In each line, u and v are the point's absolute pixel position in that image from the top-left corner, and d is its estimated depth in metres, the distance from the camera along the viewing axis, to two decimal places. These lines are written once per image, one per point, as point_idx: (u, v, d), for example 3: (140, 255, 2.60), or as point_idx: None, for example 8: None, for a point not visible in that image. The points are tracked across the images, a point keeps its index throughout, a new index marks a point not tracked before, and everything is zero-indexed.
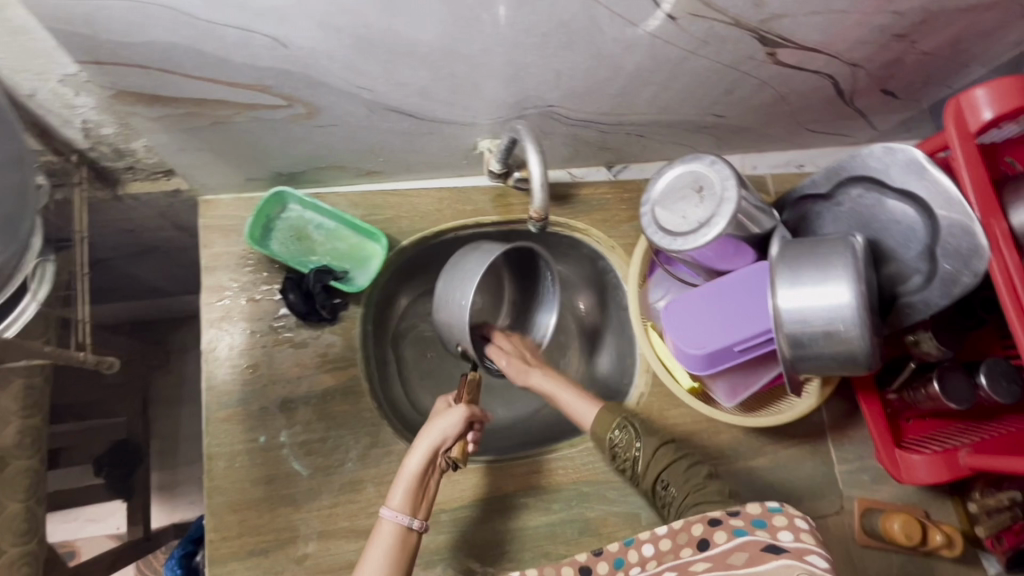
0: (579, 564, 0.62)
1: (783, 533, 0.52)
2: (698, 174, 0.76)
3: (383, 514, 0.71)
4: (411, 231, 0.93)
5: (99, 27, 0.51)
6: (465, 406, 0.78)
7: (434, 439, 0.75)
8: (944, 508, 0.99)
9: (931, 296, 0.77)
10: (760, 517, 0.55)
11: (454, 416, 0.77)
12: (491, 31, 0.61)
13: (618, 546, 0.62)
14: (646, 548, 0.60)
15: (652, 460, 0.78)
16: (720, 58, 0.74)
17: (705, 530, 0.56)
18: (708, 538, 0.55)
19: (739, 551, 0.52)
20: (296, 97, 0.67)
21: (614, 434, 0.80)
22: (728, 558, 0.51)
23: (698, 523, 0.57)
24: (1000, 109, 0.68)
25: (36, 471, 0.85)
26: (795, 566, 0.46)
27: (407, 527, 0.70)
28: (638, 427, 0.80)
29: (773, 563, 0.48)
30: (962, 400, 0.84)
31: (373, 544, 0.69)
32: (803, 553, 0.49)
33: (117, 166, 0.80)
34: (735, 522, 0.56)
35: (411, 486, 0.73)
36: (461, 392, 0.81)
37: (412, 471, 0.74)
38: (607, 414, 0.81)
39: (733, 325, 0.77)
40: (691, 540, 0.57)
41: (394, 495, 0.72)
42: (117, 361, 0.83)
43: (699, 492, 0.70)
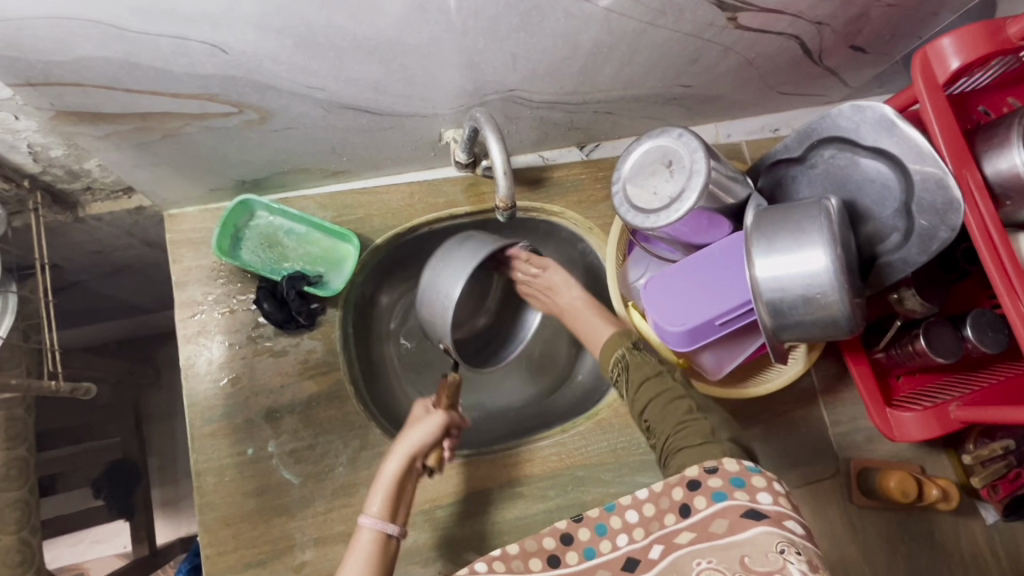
0: (560, 531, 0.59)
1: (761, 494, 0.55)
2: (666, 148, 0.74)
3: (362, 522, 0.70)
4: (383, 229, 0.92)
5: (24, 48, 0.49)
6: (445, 413, 0.77)
7: (413, 446, 0.74)
8: (939, 461, 0.99)
9: (911, 254, 0.76)
10: (738, 475, 0.56)
11: (433, 423, 0.76)
12: (439, 18, 0.59)
13: (598, 511, 0.60)
14: (630, 515, 0.59)
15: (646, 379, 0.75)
16: (680, 27, 0.72)
17: (685, 495, 0.57)
18: (689, 503, 0.56)
19: (720, 518, 0.54)
20: (246, 103, 0.65)
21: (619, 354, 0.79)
22: (710, 528, 0.54)
23: (678, 486, 0.58)
24: (967, 58, 0.66)
25: (26, 501, 0.84)
26: (777, 535, 0.50)
27: (386, 534, 0.69)
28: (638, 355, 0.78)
29: (752, 531, 0.51)
30: (949, 355, 0.84)
31: (352, 552, 0.68)
32: (782, 518, 0.52)
33: (74, 188, 0.79)
34: (713, 483, 0.56)
35: (388, 493, 0.72)
36: (440, 396, 0.79)
37: (390, 477, 0.72)
38: (619, 337, 0.81)
39: (713, 300, 0.77)
40: (674, 506, 0.57)
41: (372, 503, 0.71)
42: (94, 385, 0.82)
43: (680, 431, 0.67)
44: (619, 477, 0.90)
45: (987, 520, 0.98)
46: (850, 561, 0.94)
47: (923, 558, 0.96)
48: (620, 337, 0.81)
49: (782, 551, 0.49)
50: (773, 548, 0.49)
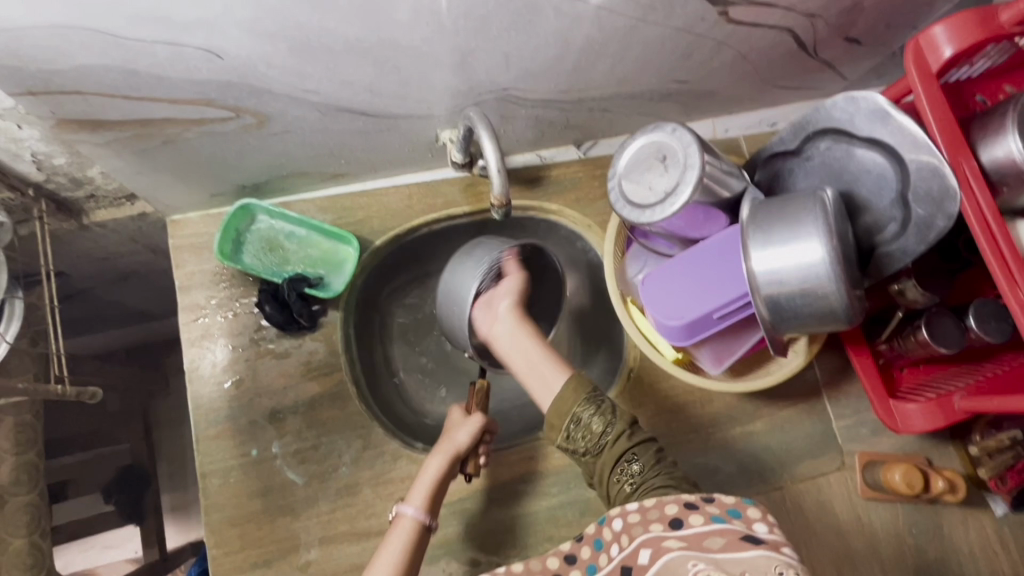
0: (563, 552, 0.64)
1: (758, 523, 0.53)
2: (660, 143, 0.74)
3: (403, 511, 0.72)
4: (383, 230, 0.93)
5: (24, 57, 0.51)
6: (482, 416, 0.79)
7: (457, 449, 0.76)
8: (946, 453, 0.98)
9: (909, 244, 0.75)
10: (734, 507, 0.55)
11: (474, 423, 0.78)
12: (429, 19, 0.60)
13: (595, 528, 0.63)
14: (617, 524, 0.60)
15: (623, 436, 0.71)
16: (670, 22, 0.72)
17: (679, 511, 0.56)
18: (682, 518, 0.56)
19: (716, 535, 0.52)
20: (243, 108, 0.66)
21: (581, 407, 0.72)
22: (704, 541, 0.52)
23: (673, 503, 0.57)
24: (960, 45, 0.66)
25: (37, 506, 0.85)
26: (775, 555, 0.47)
27: (427, 526, 0.71)
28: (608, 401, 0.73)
29: (751, 551, 0.48)
30: (952, 344, 0.83)
31: (391, 539, 0.69)
32: (779, 544, 0.50)
33: (78, 196, 0.80)
34: (712, 508, 0.56)
35: (430, 488, 0.74)
36: (472, 400, 0.81)
37: (432, 476, 0.74)
38: (575, 387, 0.73)
39: (712, 293, 0.77)
40: (664, 517, 0.57)
41: (413, 495, 0.73)
42: (100, 389, 0.83)
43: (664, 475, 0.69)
44: None
45: (997, 512, 0.97)
46: (857, 555, 0.93)
47: (931, 551, 0.95)
48: (585, 380, 0.74)
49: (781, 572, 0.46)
50: (772, 568, 0.46)
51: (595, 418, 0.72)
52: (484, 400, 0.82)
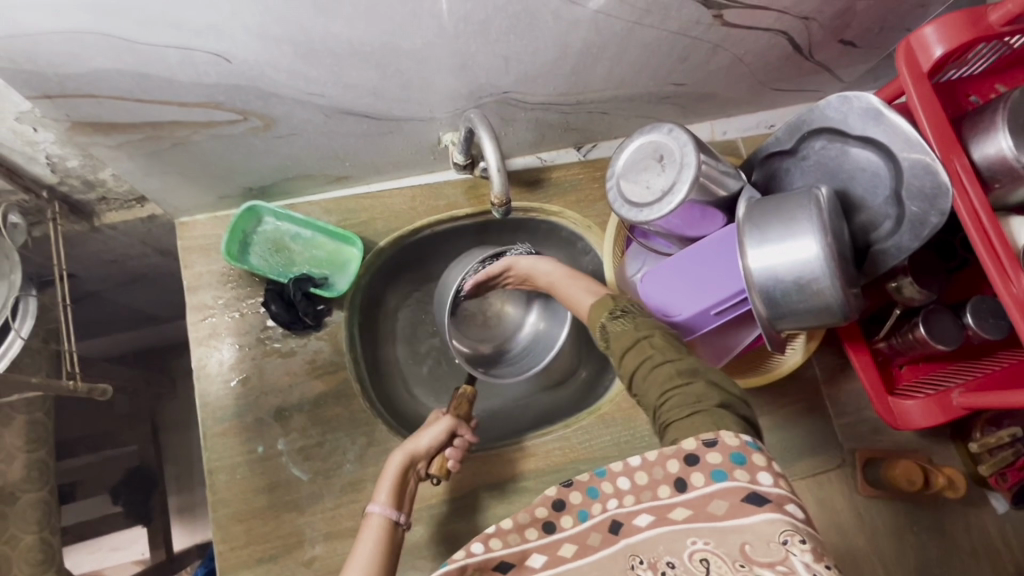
0: (551, 499, 0.58)
1: (762, 473, 0.52)
2: (657, 143, 0.76)
3: (371, 510, 0.71)
4: (387, 231, 0.94)
5: (42, 61, 0.53)
6: (452, 417, 0.82)
7: (420, 446, 0.78)
8: (947, 451, 0.99)
9: (904, 240, 0.76)
10: (738, 451, 0.53)
11: (439, 425, 0.81)
12: (430, 23, 0.62)
13: (588, 476, 0.58)
14: (621, 482, 0.57)
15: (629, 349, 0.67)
16: (666, 26, 0.74)
17: (681, 468, 0.54)
18: (685, 478, 0.54)
19: (718, 499, 0.51)
20: (250, 111, 0.68)
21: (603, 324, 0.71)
22: (708, 507, 0.52)
23: (674, 459, 0.54)
24: (950, 45, 0.68)
25: (47, 502, 0.87)
26: (779, 522, 0.48)
27: (394, 521, 0.71)
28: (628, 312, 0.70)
29: (754, 518, 0.49)
30: (950, 341, 0.84)
31: (362, 537, 0.69)
32: (783, 502, 0.50)
33: (90, 198, 0.82)
34: (713, 458, 0.53)
35: (395, 483, 0.75)
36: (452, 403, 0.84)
37: (394, 470, 0.75)
38: (603, 303, 0.73)
39: (710, 290, 0.78)
40: (667, 477, 0.54)
41: (380, 492, 0.73)
42: (110, 387, 0.85)
43: (677, 398, 0.61)
44: None
45: (998, 510, 0.97)
46: (858, 552, 0.94)
47: (933, 548, 0.95)
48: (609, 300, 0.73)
49: (784, 537, 0.47)
50: (777, 537, 0.47)
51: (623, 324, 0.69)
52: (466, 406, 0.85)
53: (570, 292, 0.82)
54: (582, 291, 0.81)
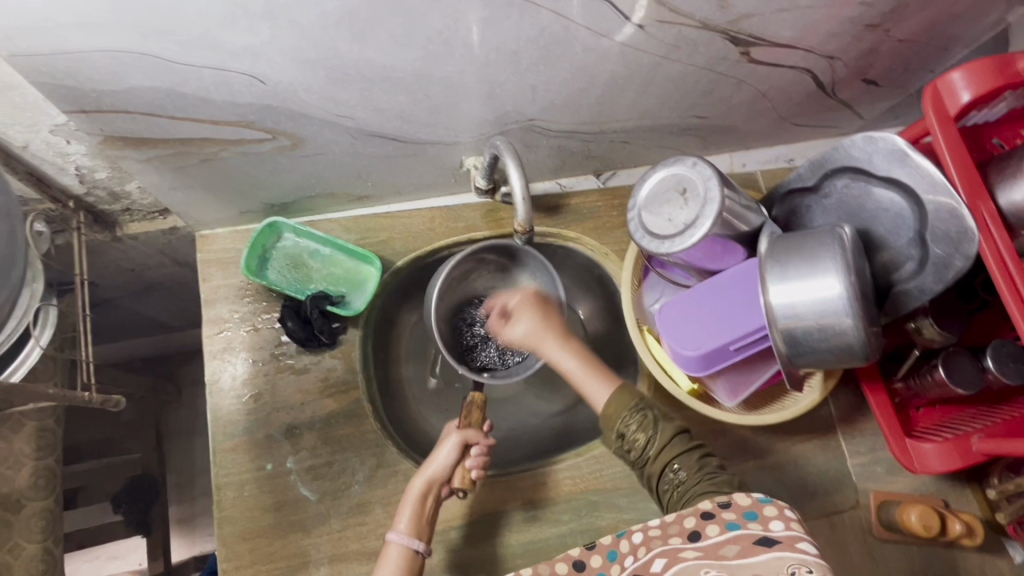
0: (573, 558, 0.61)
1: (774, 523, 0.53)
2: (680, 176, 0.76)
3: (390, 538, 0.73)
4: (405, 251, 0.95)
5: (82, 77, 0.53)
6: (459, 430, 0.79)
7: (431, 473, 0.77)
8: (965, 497, 0.97)
9: (926, 282, 0.76)
10: (750, 509, 0.56)
11: (448, 445, 0.78)
12: (462, 51, 0.62)
13: (610, 539, 0.62)
14: (636, 537, 0.60)
15: (666, 444, 0.73)
16: (693, 61, 0.75)
17: (697, 523, 0.57)
18: (700, 530, 0.56)
19: (731, 543, 0.52)
20: (280, 130, 0.69)
21: (625, 420, 0.75)
22: (719, 549, 0.52)
23: (691, 516, 0.58)
24: (977, 90, 0.68)
25: (52, 512, 0.86)
26: (788, 557, 0.48)
27: (414, 549, 0.72)
28: (655, 412, 0.75)
29: (764, 555, 0.49)
30: (970, 385, 0.83)
31: (382, 567, 0.71)
32: (794, 542, 0.50)
33: (114, 209, 0.83)
34: (728, 515, 0.56)
35: (414, 510, 0.76)
36: (461, 415, 0.82)
37: (414, 498, 0.76)
38: (623, 396, 0.76)
39: (730, 324, 0.77)
40: (682, 530, 0.57)
41: (400, 520, 0.74)
42: (124, 399, 0.83)
43: (709, 479, 0.68)
44: (632, 503, 0.90)
45: (1016, 559, 0.94)
46: None
47: None
48: (626, 393, 0.76)
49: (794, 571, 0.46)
50: (784, 567, 0.47)
51: (643, 421, 0.74)
52: (477, 415, 0.82)
53: (584, 383, 0.81)
54: (589, 375, 0.81)
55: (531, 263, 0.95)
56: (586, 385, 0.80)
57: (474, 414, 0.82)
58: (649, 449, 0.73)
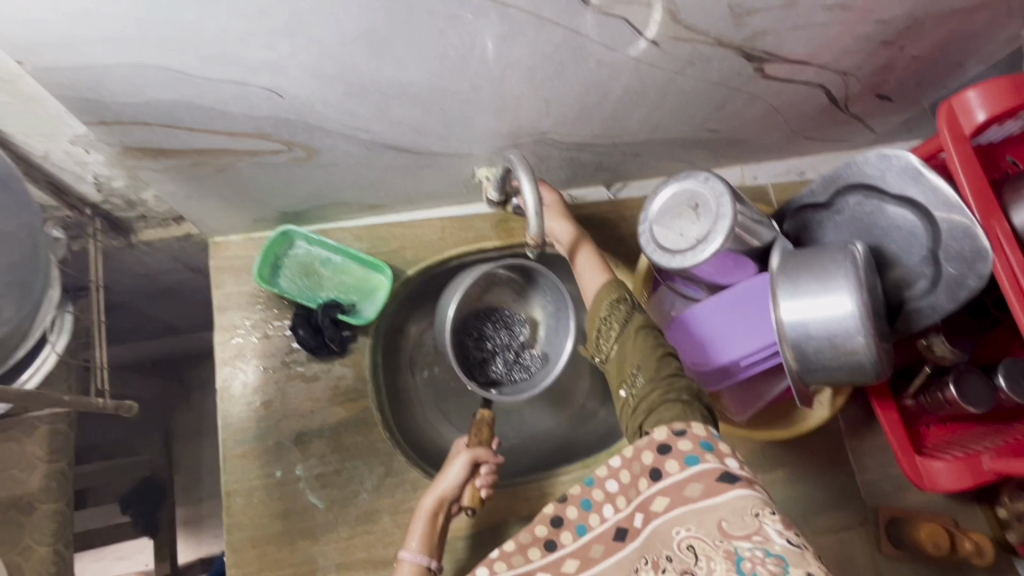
0: (549, 516, 0.60)
1: (729, 457, 0.54)
2: (692, 191, 0.76)
3: (404, 556, 0.72)
4: (416, 260, 0.95)
5: (104, 91, 0.54)
6: (468, 450, 0.78)
7: (442, 492, 0.76)
8: (973, 514, 0.96)
9: (939, 301, 0.76)
10: (706, 439, 0.55)
11: (458, 464, 0.77)
12: (478, 67, 0.63)
13: (580, 488, 0.61)
14: (610, 485, 0.59)
15: (633, 336, 0.71)
16: (707, 76, 0.75)
17: (655, 458, 0.56)
18: (660, 467, 0.55)
19: (694, 481, 0.53)
20: (296, 142, 0.69)
21: (605, 310, 0.74)
22: (684, 492, 0.53)
23: (648, 451, 0.57)
24: (993, 109, 0.68)
25: (64, 514, 0.87)
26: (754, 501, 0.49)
27: (425, 567, 0.71)
28: (632, 304, 0.74)
29: (728, 496, 0.50)
30: (982, 404, 0.82)
31: None
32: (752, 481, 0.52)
33: (129, 216, 0.84)
34: (684, 446, 0.55)
35: (426, 529, 0.74)
36: (472, 434, 0.80)
37: (426, 514, 0.75)
38: (607, 288, 0.76)
39: (739, 341, 0.78)
40: (643, 468, 0.56)
41: (412, 538, 0.73)
42: (136, 404, 0.84)
43: (665, 386, 0.65)
44: None
45: None
46: None
47: None
48: (614, 286, 0.76)
49: (758, 512, 0.48)
50: (750, 511, 0.49)
51: (619, 315, 0.73)
52: (488, 433, 0.80)
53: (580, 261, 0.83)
54: (589, 261, 0.82)
55: (544, 282, 0.95)
56: (584, 271, 0.82)
57: (484, 433, 0.80)
58: (619, 340, 0.72)
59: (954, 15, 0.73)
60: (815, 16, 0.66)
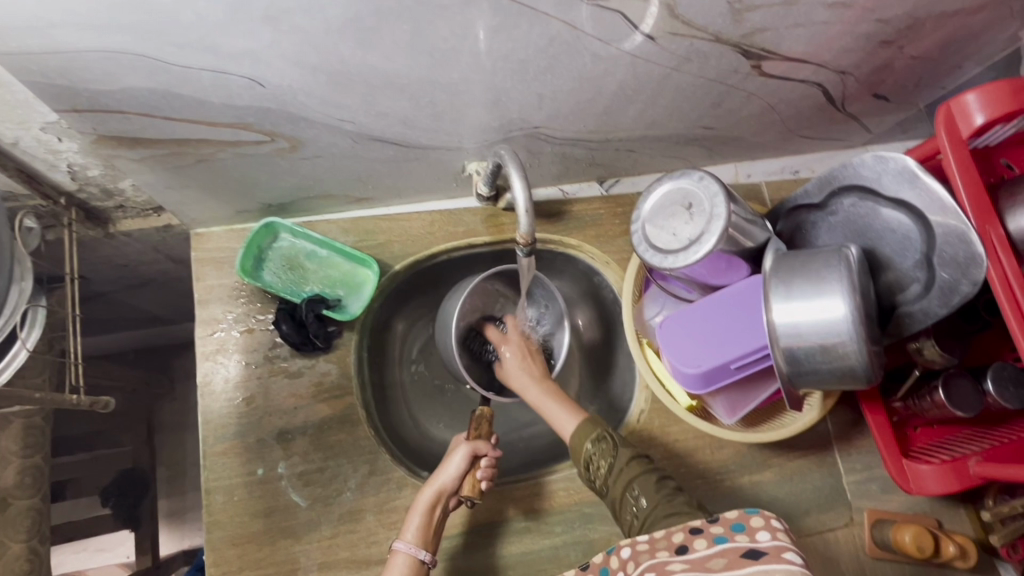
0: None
1: (760, 532, 0.53)
2: (686, 191, 0.75)
3: (396, 547, 0.73)
4: (403, 255, 0.93)
5: (75, 78, 0.52)
6: (469, 441, 0.79)
7: (441, 484, 0.76)
8: (958, 516, 0.97)
9: (931, 306, 0.75)
10: (738, 521, 0.55)
11: (459, 454, 0.78)
12: (468, 59, 0.61)
13: (602, 557, 0.65)
14: (625, 552, 0.61)
15: (624, 470, 0.74)
16: (704, 73, 0.73)
17: (685, 538, 0.58)
18: (688, 544, 0.57)
19: (718, 556, 0.52)
20: (279, 133, 0.67)
21: (588, 449, 0.77)
22: (707, 562, 0.52)
23: (679, 532, 0.59)
24: (992, 113, 0.67)
25: (38, 511, 0.85)
26: (771, 567, 0.46)
27: (420, 560, 0.72)
28: (614, 439, 0.77)
29: (750, 567, 0.48)
30: (970, 409, 0.82)
31: None
32: (781, 552, 0.49)
33: (107, 206, 0.81)
34: (715, 530, 0.56)
35: (423, 520, 0.75)
36: (472, 428, 0.81)
37: (424, 507, 0.75)
38: (586, 426, 0.79)
39: (730, 342, 0.76)
40: (670, 545, 0.58)
41: (407, 529, 0.74)
42: (113, 399, 0.81)
43: (665, 504, 0.68)
44: None
45: None
46: None
47: None
48: (592, 423, 0.79)
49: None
50: None
51: (603, 454, 0.77)
52: (485, 428, 0.81)
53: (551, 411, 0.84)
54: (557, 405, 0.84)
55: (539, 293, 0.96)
56: (554, 414, 0.84)
57: (483, 429, 0.81)
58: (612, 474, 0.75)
59: (955, 15, 0.72)
60: (815, 14, 0.65)
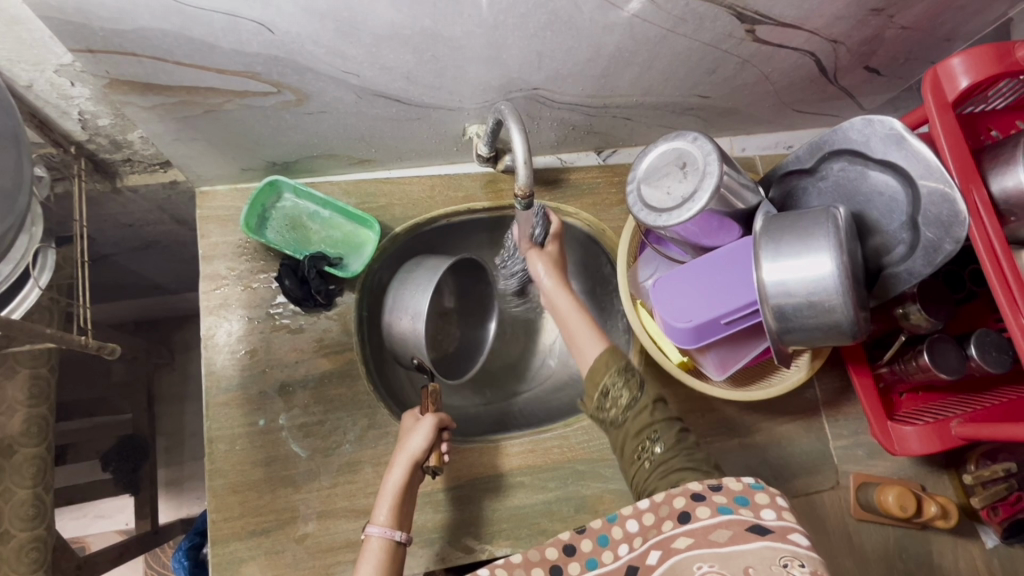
0: (562, 543, 0.62)
1: (765, 511, 0.56)
2: (681, 150, 0.77)
3: (370, 532, 0.73)
4: (404, 218, 0.95)
5: (92, 15, 0.54)
6: (432, 415, 0.82)
7: (414, 452, 0.79)
8: (941, 482, 0.99)
9: (916, 265, 0.77)
10: (741, 494, 0.57)
11: (426, 427, 0.80)
12: (470, 12, 0.63)
13: (600, 523, 0.62)
14: (632, 525, 0.61)
15: (647, 409, 0.75)
16: (699, 36, 0.75)
17: (688, 504, 0.57)
18: (690, 511, 0.57)
19: (723, 528, 0.54)
20: (285, 84, 0.69)
21: (610, 379, 0.76)
22: (711, 534, 0.54)
23: (681, 497, 0.58)
24: (977, 76, 0.69)
25: (43, 459, 0.87)
26: (778, 547, 0.50)
27: (394, 540, 0.73)
28: (638, 375, 0.77)
29: (756, 543, 0.51)
30: (952, 371, 0.84)
31: (363, 561, 0.71)
32: (786, 532, 0.52)
33: (115, 159, 0.84)
34: (719, 498, 0.57)
35: (394, 502, 0.76)
36: (427, 403, 0.84)
37: (395, 484, 0.77)
38: (609, 355, 0.78)
39: (720, 297, 0.79)
40: (674, 512, 0.58)
41: (379, 512, 0.75)
42: (119, 347, 0.83)
43: (685, 455, 0.71)
44: (619, 474, 0.92)
45: (987, 544, 0.98)
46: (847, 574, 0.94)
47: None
48: (615, 352, 0.78)
49: (787, 564, 0.49)
50: (778, 560, 0.49)
51: (625, 387, 0.76)
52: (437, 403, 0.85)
53: (578, 338, 0.83)
54: (584, 329, 0.83)
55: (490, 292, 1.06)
56: (581, 339, 0.83)
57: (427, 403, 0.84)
58: (631, 410, 0.75)
59: None
60: None
